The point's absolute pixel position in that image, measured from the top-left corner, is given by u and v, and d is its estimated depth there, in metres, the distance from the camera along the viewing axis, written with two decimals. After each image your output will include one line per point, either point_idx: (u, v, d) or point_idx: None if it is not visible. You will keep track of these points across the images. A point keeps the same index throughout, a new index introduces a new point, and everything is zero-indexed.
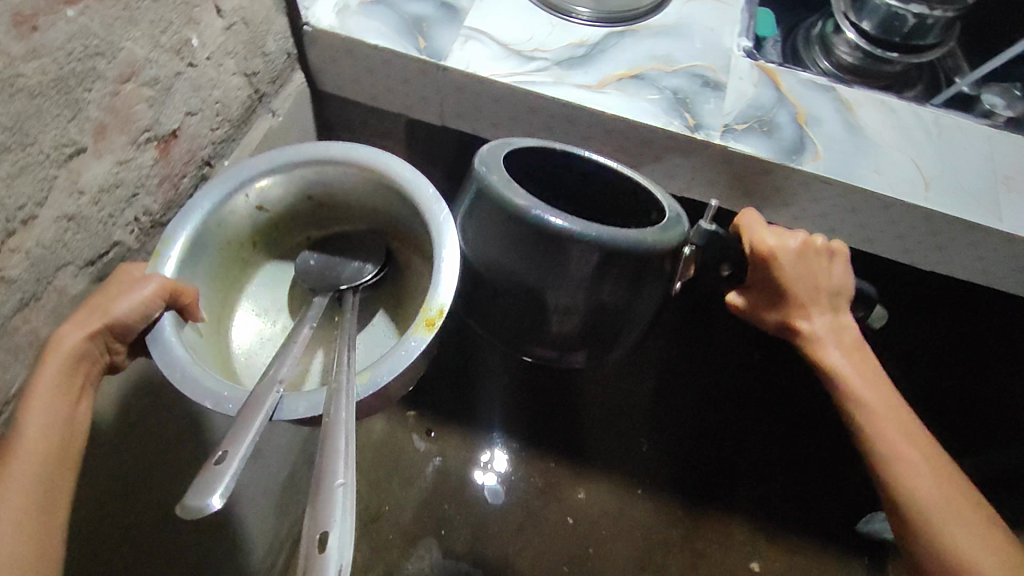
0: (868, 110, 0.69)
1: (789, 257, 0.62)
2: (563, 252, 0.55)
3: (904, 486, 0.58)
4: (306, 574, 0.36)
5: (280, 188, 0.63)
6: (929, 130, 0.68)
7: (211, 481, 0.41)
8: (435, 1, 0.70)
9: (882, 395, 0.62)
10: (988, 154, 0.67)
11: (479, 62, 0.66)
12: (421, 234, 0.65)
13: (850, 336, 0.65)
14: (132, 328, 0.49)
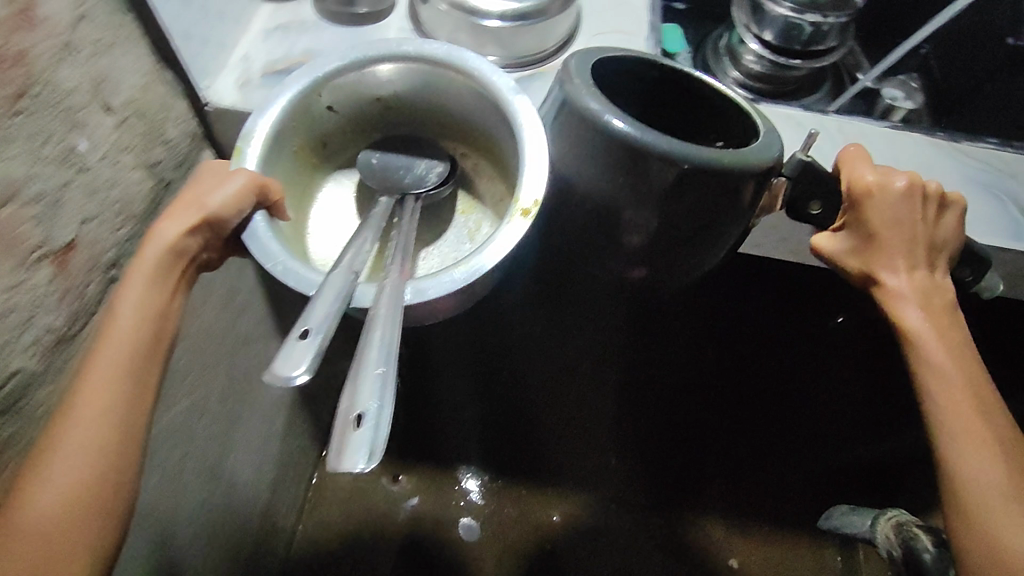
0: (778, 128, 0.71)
1: (882, 193, 0.57)
2: (619, 152, 0.49)
3: (962, 466, 0.55)
4: (337, 442, 0.40)
5: (366, 79, 0.64)
6: (835, 140, 0.71)
7: (300, 348, 0.44)
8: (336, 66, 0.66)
9: (964, 369, 0.57)
10: (892, 157, 0.70)
11: None
12: (490, 130, 0.67)
13: (942, 298, 0.59)
14: (226, 222, 0.52)
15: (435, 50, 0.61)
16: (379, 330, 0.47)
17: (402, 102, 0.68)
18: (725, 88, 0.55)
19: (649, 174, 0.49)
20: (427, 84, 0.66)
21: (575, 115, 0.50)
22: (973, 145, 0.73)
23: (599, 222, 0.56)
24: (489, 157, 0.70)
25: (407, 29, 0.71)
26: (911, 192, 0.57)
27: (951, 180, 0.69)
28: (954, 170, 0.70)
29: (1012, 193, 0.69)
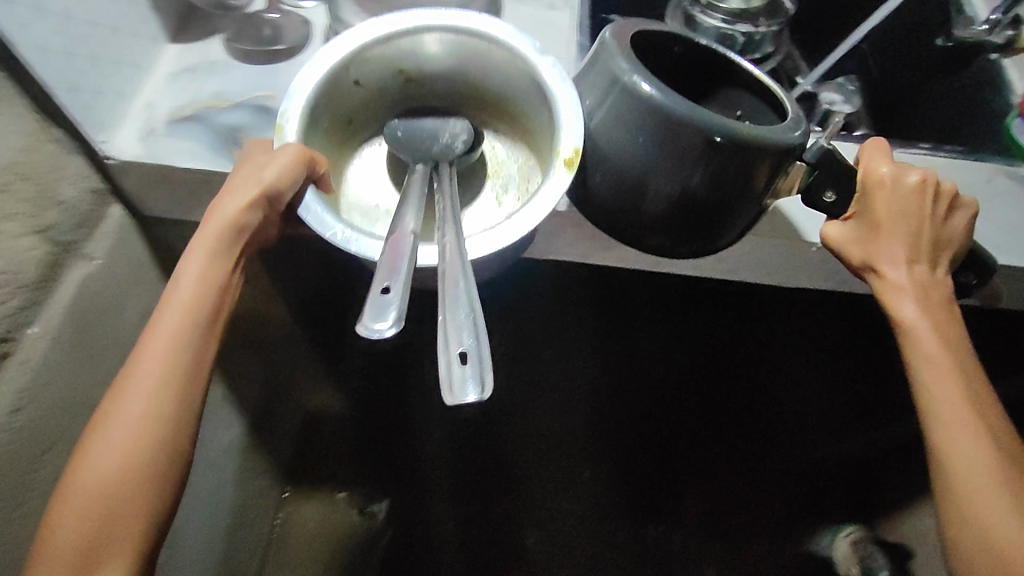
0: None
1: (888, 182, 0.56)
2: (652, 120, 0.50)
3: (950, 461, 0.53)
4: (447, 370, 0.45)
5: (413, 50, 0.61)
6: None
7: (387, 302, 0.47)
8: (248, 104, 0.56)
9: (963, 365, 0.55)
10: None
11: None
12: (523, 103, 0.63)
13: (939, 294, 0.57)
14: (283, 193, 0.50)
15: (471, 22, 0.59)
16: (460, 278, 0.49)
17: (427, 77, 0.64)
18: (761, 72, 0.56)
19: (676, 140, 0.50)
20: (459, 58, 0.62)
21: (615, 79, 0.52)
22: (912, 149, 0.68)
23: (620, 196, 0.57)
24: (519, 129, 0.66)
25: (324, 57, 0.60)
26: (922, 187, 0.56)
27: None
28: None
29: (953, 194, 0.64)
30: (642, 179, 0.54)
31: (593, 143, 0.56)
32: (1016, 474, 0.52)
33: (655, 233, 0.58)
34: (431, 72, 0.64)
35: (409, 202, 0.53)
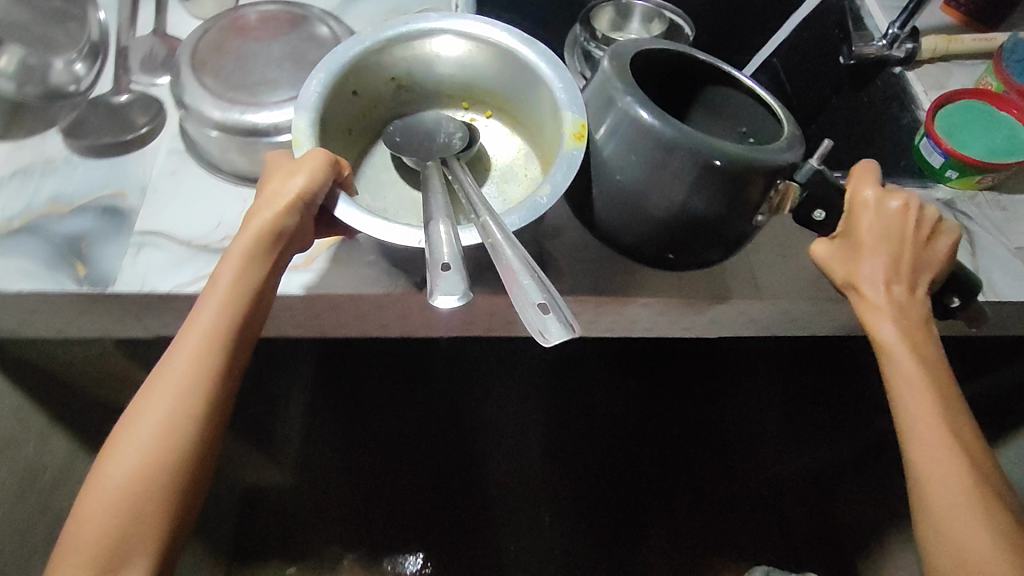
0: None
1: (872, 199, 0.49)
2: (648, 146, 0.45)
3: (929, 496, 0.45)
4: (531, 328, 0.38)
5: (417, 57, 0.56)
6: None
7: (451, 276, 0.39)
8: (94, 208, 0.50)
9: (942, 386, 0.47)
10: None
11: (159, 275, 0.47)
12: (519, 103, 0.57)
13: (921, 318, 0.49)
14: (317, 197, 0.44)
15: (468, 22, 0.54)
16: (512, 249, 0.41)
17: (417, 82, 0.58)
18: (761, 88, 0.50)
19: (668, 164, 0.44)
20: (450, 63, 0.57)
21: (611, 104, 0.46)
22: None
23: (615, 216, 0.51)
24: (522, 131, 0.59)
25: (181, 147, 0.54)
26: (903, 210, 0.49)
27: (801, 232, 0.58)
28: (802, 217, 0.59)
29: None
30: (635, 202, 0.48)
31: (592, 169, 0.50)
32: (1001, 513, 0.44)
33: (647, 253, 0.52)
34: (430, 82, 0.58)
35: (431, 194, 0.46)
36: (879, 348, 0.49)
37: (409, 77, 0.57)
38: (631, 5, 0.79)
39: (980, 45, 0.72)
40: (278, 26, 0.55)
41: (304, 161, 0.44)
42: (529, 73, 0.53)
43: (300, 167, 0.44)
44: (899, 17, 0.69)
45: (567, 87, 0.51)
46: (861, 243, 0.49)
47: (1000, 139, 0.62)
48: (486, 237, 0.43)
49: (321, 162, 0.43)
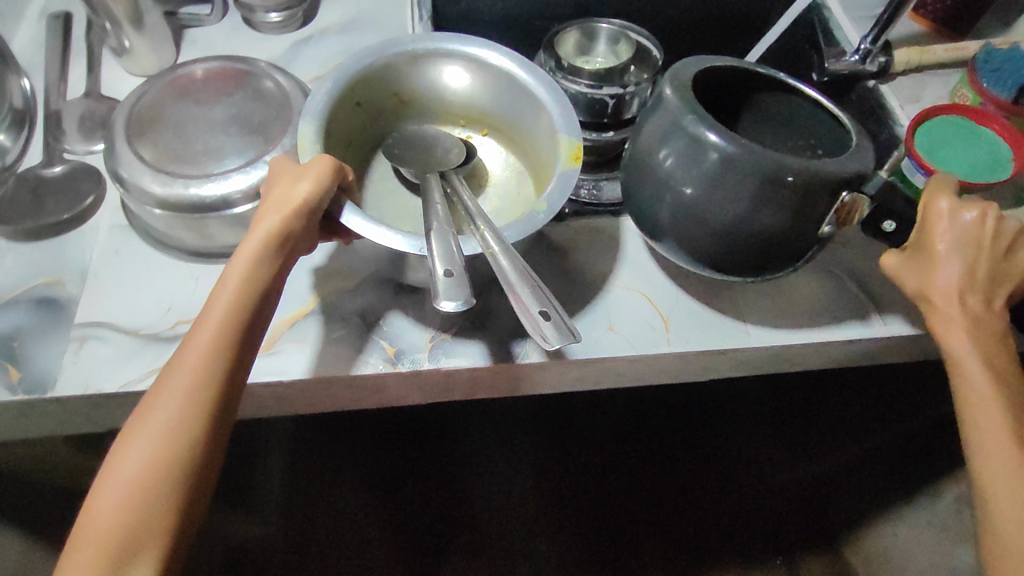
0: (616, 240, 0.55)
1: (944, 211, 0.46)
2: (712, 166, 0.43)
3: (995, 503, 0.43)
4: (534, 330, 0.39)
5: (422, 74, 0.59)
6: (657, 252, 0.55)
7: (452, 282, 0.39)
8: (29, 300, 0.46)
9: (1009, 378, 0.45)
10: None
11: (104, 371, 0.43)
12: (517, 122, 0.59)
13: (996, 331, 0.46)
14: (321, 205, 0.42)
15: (471, 44, 0.56)
16: (508, 256, 0.42)
17: (418, 97, 0.60)
18: (829, 99, 0.48)
19: (737, 177, 0.42)
20: (452, 80, 0.59)
21: (681, 127, 0.44)
22: None
23: (678, 232, 0.47)
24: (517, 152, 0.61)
25: (125, 222, 0.50)
26: (982, 221, 0.46)
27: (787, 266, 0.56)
28: None
29: (851, 265, 0.56)
30: (695, 216, 0.45)
31: (653, 187, 0.47)
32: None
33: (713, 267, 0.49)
34: (431, 102, 0.61)
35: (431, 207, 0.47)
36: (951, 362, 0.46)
37: (410, 94, 0.60)
38: (597, 28, 0.75)
39: (951, 55, 0.71)
40: (223, 84, 0.51)
41: (312, 167, 0.42)
42: (524, 92, 0.56)
43: (306, 172, 0.41)
44: (871, 33, 0.68)
45: (556, 102, 0.53)
46: (938, 252, 0.46)
47: (983, 157, 0.60)
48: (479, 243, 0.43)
49: (330, 169, 0.42)
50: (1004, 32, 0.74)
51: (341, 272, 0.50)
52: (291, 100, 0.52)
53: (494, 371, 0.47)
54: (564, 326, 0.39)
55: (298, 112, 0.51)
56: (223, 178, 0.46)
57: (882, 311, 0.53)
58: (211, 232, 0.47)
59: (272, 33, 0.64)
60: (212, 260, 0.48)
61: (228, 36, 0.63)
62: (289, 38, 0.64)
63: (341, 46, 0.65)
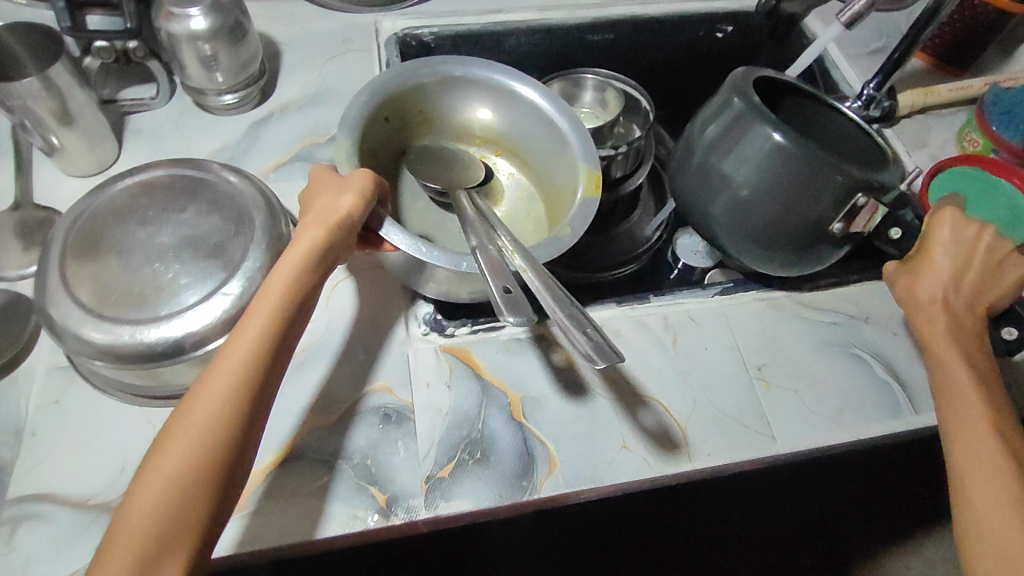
0: (623, 339, 0.50)
1: (948, 223, 0.47)
2: (767, 155, 0.50)
3: (980, 523, 0.38)
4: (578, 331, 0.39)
5: (453, 93, 0.62)
6: (668, 350, 0.50)
7: (509, 299, 0.41)
8: None
9: (989, 388, 0.42)
10: (733, 342, 0.51)
11: (46, 559, 0.37)
12: (532, 145, 0.63)
13: (981, 358, 0.44)
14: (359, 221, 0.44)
15: (497, 73, 0.60)
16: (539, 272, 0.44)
17: (443, 114, 0.64)
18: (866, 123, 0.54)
19: (784, 161, 0.49)
20: (478, 101, 0.63)
21: (749, 125, 0.50)
22: (820, 285, 0.55)
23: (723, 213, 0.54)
24: (530, 171, 0.65)
25: (66, 362, 0.44)
26: (979, 237, 0.46)
27: (808, 352, 0.51)
28: (806, 333, 0.52)
29: (874, 345, 0.52)
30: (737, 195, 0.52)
31: (708, 188, 0.54)
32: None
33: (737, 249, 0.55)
34: (453, 122, 0.65)
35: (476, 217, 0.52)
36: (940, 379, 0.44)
37: (434, 111, 0.63)
38: (582, 79, 0.71)
39: (958, 94, 0.66)
40: (170, 195, 0.45)
41: (354, 181, 0.45)
42: (543, 117, 0.60)
43: (348, 186, 0.45)
44: (874, 78, 0.64)
45: (572, 124, 0.58)
46: (933, 257, 0.47)
47: (1002, 214, 0.57)
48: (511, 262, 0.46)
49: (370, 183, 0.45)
50: (1006, 63, 0.70)
51: (320, 404, 0.45)
52: (247, 211, 0.45)
53: (501, 507, 0.43)
54: (603, 346, 0.38)
55: (256, 227, 0.44)
56: (175, 320, 0.40)
57: (915, 402, 0.49)
58: (166, 376, 0.41)
59: (227, 114, 0.58)
60: (171, 403, 0.43)
61: (176, 121, 0.57)
62: (245, 119, 0.58)
63: (304, 124, 0.59)
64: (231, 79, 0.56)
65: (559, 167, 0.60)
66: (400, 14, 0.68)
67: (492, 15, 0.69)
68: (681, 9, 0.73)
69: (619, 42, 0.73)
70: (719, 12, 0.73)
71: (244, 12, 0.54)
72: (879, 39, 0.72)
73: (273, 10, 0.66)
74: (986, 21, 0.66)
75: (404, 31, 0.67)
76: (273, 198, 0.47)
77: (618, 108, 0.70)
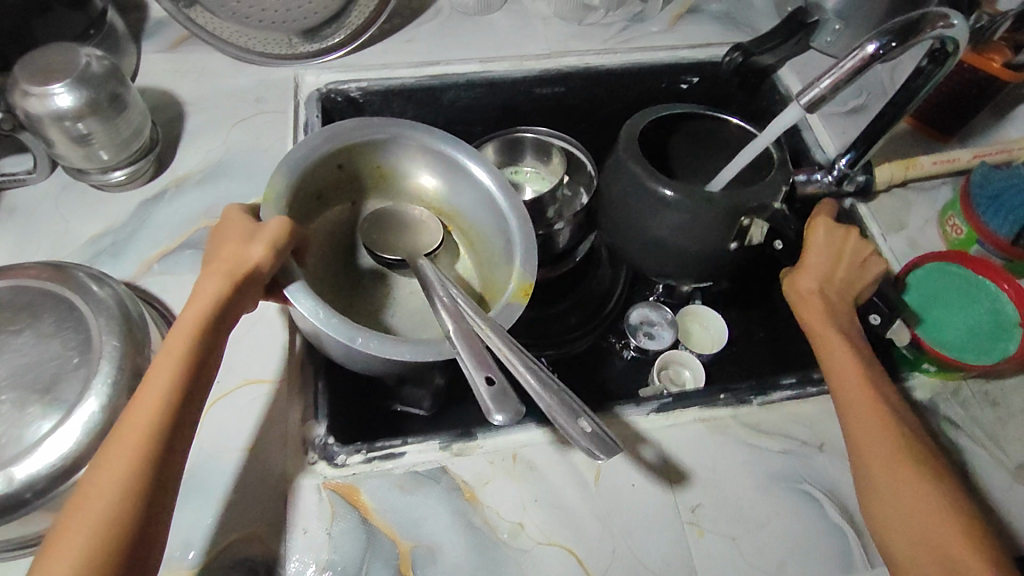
0: (539, 473, 0.44)
1: (822, 229, 0.51)
2: (654, 201, 0.53)
3: (888, 499, 0.40)
4: (574, 416, 0.41)
5: (414, 159, 0.56)
6: (589, 488, 0.44)
7: (497, 393, 0.41)
8: None
9: (872, 365, 0.46)
10: (665, 476, 0.45)
11: None
12: (474, 223, 0.57)
13: (872, 362, 0.46)
14: (264, 272, 0.42)
15: (448, 142, 0.54)
16: (498, 333, 0.44)
17: (400, 173, 0.58)
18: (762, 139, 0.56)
19: (668, 205, 0.53)
20: (432, 165, 0.57)
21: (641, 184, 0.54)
22: (772, 402, 0.48)
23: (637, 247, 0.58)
24: (473, 258, 0.58)
25: None
26: (846, 237, 0.51)
27: (751, 490, 0.45)
28: (749, 463, 0.46)
29: (828, 480, 0.46)
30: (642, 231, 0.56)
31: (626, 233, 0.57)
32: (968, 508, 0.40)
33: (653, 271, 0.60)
34: (408, 183, 0.58)
35: (432, 270, 0.52)
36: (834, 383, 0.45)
37: (392, 168, 0.57)
38: (520, 140, 0.64)
39: (941, 168, 0.58)
40: (9, 314, 0.40)
41: (266, 230, 0.42)
42: (495, 208, 0.54)
43: (259, 236, 0.42)
44: (848, 152, 0.56)
45: (521, 221, 0.51)
46: (815, 258, 0.50)
47: (984, 325, 0.50)
48: (469, 323, 0.46)
49: (283, 234, 0.43)
50: (1001, 127, 0.62)
51: (178, 554, 0.39)
52: (94, 332, 0.40)
53: None
54: (602, 436, 0.41)
55: (105, 353, 0.40)
56: None
57: (872, 554, 0.43)
58: None
59: (116, 190, 0.52)
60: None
61: (57, 199, 0.51)
62: (137, 197, 0.52)
63: (202, 202, 0.52)
64: (119, 153, 0.50)
65: (502, 263, 0.53)
66: (323, 65, 0.60)
67: (428, 67, 0.62)
68: (640, 59, 0.65)
69: (571, 94, 0.66)
70: (683, 63, 0.66)
71: (121, 83, 0.47)
72: (858, 95, 0.65)
73: (181, 63, 0.59)
74: (971, 93, 0.58)
75: (328, 86, 0.60)
76: (134, 308, 0.43)
77: (562, 168, 0.65)
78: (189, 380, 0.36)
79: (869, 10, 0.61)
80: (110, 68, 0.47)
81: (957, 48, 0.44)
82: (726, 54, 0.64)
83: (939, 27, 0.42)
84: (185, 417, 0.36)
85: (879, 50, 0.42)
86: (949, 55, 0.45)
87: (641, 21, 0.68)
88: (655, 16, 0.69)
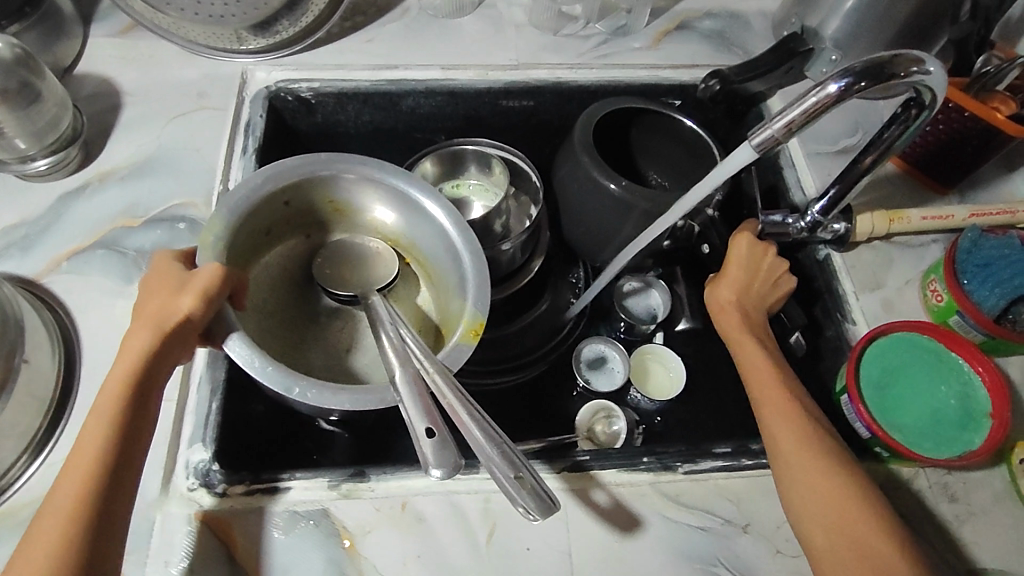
0: (427, 527, 0.41)
1: (743, 245, 0.52)
2: (597, 194, 0.54)
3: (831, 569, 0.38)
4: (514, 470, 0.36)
5: (366, 194, 0.52)
6: (479, 548, 0.41)
7: (438, 446, 0.36)
8: None
9: (783, 367, 0.47)
10: (566, 543, 0.41)
11: None
12: (432, 257, 0.53)
13: (809, 412, 0.43)
14: (199, 324, 0.38)
15: (399, 179, 0.50)
16: (445, 377, 0.39)
17: (354, 209, 0.53)
18: (711, 140, 0.56)
19: (611, 202, 0.54)
20: (387, 200, 0.52)
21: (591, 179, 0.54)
22: (698, 472, 0.44)
23: (585, 235, 0.59)
24: (432, 292, 0.54)
25: None
26: (765, 256, 0.51)
27: (660, 569, 0.41)
28: (660, 538, 0.42)
29: (745, 566, 0.42)
30: (585, 225, 0.58)
31: (585, 227, 0.58)
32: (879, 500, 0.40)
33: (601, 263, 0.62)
34: (362, 221, 0.54)
35: (383, 308, 0.48)
36: (768, 429, 0.43)
37: (345, 204, 0.53)
38: (461, 152, 0.61)
39: (934, 224, 0.52)
40: None
41: (195, 278, 0.39)
42: (450, 246, 0.50)
43: (190, 284, 0.39)
44: (823, 198, 0.49)
45: (475, 256, 0.48)
46: (733, 275, 0.51)
47: (949, 411, 0.45)
48: (416, 366, 0.41)
49: (216, 281, 0.39)
50: (1007, 182, 0.56)
51: None
52: None
53: None
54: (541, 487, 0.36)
55: None
56: None
57: None
58: None
59: (39, 181, 0.50)
60: None
61: None
62: (58, 188, 0.50)
63: (124, 200, 0.50)
64: (36, 142, 0.48)
65: (456, 301, 0.49)
66: (276, 61, 0.57)
67: (387, 71, 0.59)
68: (617, 78, 0.61)
69: (540, 110, 0.62)
70: (664, 85, 0.61)
71: (35, 72, 0.46)
72: (852, 133, 0.59)
73: (128, 49, 0.57)
74: (972, 144, 0.52)
75: (278, 85, 0.57)
76: (16, 310, 0.41)
77: (505, 177, 0.62)
78: (117, 451, 0.35)
79: (870, 42, 0.56)
80: (24, 56, 0.46)
81: (935, 99, 0.39)
82: (705, 80, 0.59)
83: (913, 72, 0.37)
84: (113, 501, 0.34)
85: (844, 89, 0.36)
86: (924, 107, 0.40)
87: (624, 36, 0.63)
88: (639, 31, 0.64)
